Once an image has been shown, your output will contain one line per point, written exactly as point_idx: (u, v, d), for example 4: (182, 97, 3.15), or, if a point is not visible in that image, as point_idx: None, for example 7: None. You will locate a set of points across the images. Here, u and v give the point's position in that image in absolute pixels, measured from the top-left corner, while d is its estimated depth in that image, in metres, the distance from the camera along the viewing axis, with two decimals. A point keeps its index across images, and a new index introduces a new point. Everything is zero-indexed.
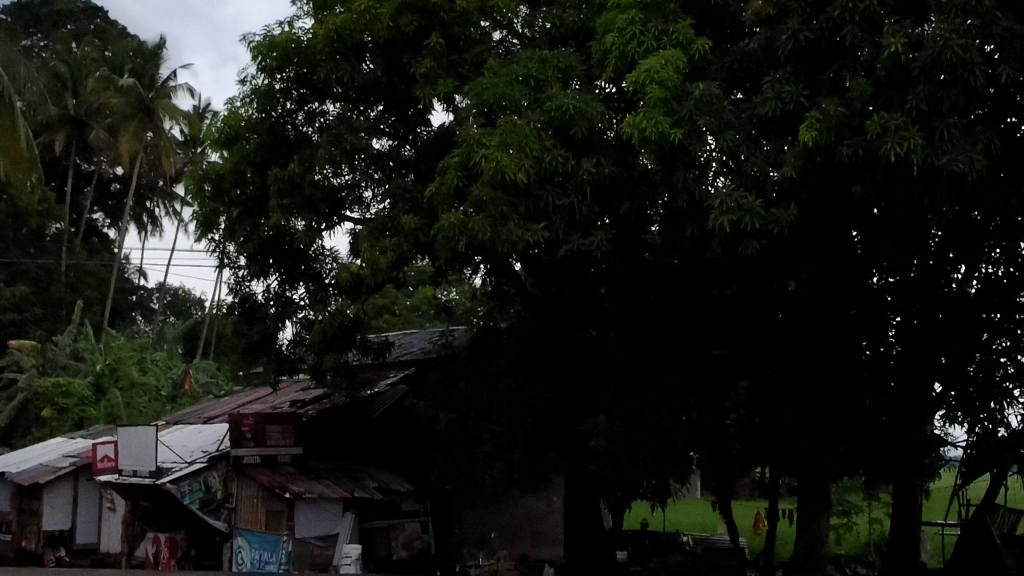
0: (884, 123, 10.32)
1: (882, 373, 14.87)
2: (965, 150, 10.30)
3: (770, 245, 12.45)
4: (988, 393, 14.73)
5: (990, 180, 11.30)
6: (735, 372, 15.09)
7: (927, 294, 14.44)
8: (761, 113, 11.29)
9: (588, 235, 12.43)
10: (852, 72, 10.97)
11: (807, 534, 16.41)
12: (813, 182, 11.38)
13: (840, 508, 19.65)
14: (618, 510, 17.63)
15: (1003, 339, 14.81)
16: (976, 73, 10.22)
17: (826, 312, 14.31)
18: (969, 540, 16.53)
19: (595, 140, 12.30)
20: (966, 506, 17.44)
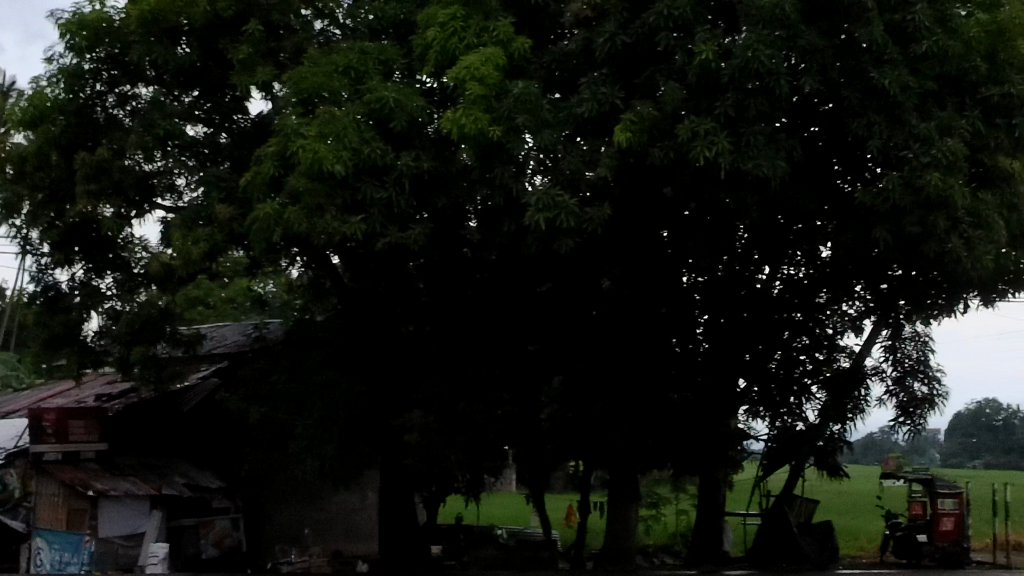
0: (694, 128, 10.63)
1: (691, 369, 15.47)
2: (770, 155, 10.70)
3: (585, 243, 12.69)
4: (787, 389, 15.80)
5: (792, 186, 11.81)
6: (549, 368, 15.18)
7: (734, 295, 14.91)
8: (577, 114, 11.51)
9: (405, 229, 12.41)
10: (664, 76, 11.24)
11: (616, 526, 16.82)
12: (626, 182, 11.64)
13: (649, 500, 20.23)
14: (433, 505, 17.63)
15: (804, 338, 15.82)
16: (783, 82, 10.59)
17: (637, 310, 14.65)
18: (769, 529, 17.21)
19: (414, 134, 12.29)
20: (766, 498, 18.19)
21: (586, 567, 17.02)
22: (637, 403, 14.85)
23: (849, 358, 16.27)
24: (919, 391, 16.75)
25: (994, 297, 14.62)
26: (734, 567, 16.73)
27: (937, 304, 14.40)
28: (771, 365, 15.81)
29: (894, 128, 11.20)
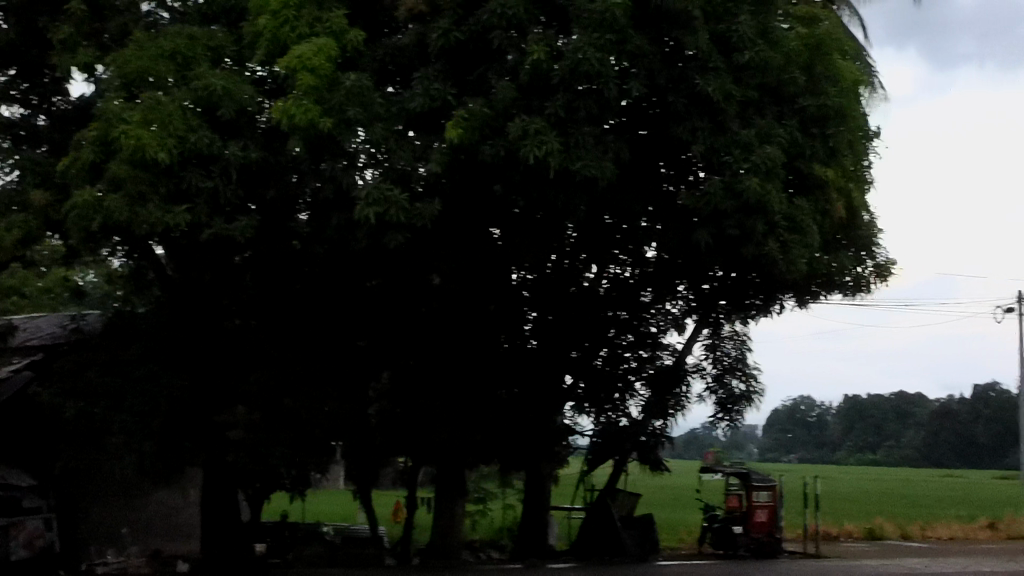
0: (525, 127, 10.77)
1: (518, 366, 15.41)
2: (597, 157, 10.94)
3: (415, 239, 12.67)
4: (611, 385, 15.93)
5: (619, 188, 12.06)
6: (377, 364, 15.14)
7: (561, 293, 15.50)
8: (410, 108, 11.46)
9: (232, 221, 12.16)
10: (496, 74, 11.32)
11: (443, 522, 16.86)
12: (457, 179, 11.67)
13: (476, 496, 20.33)
14: (258, 503, 17.29)
15: (630, 335, 15.96)
16: (612, 85, 10.86)
17: (467, 305, 14.82)
18: (592, 523, 17.57)
19: (243, 124, 12.03)
20: (591, 492, 18.53)
21: (412, 563, 16.99)
22: (466, 401, 14.93)
23: (671, 356, 16.64)
24: (737, 388, 17.31)
25: (807, 299, 15.35)
26: (558, 560, 17.01)
27: (755, 305, 15.14)
28: (596, 361, 15.87)
29: (717, 135, 11.64)
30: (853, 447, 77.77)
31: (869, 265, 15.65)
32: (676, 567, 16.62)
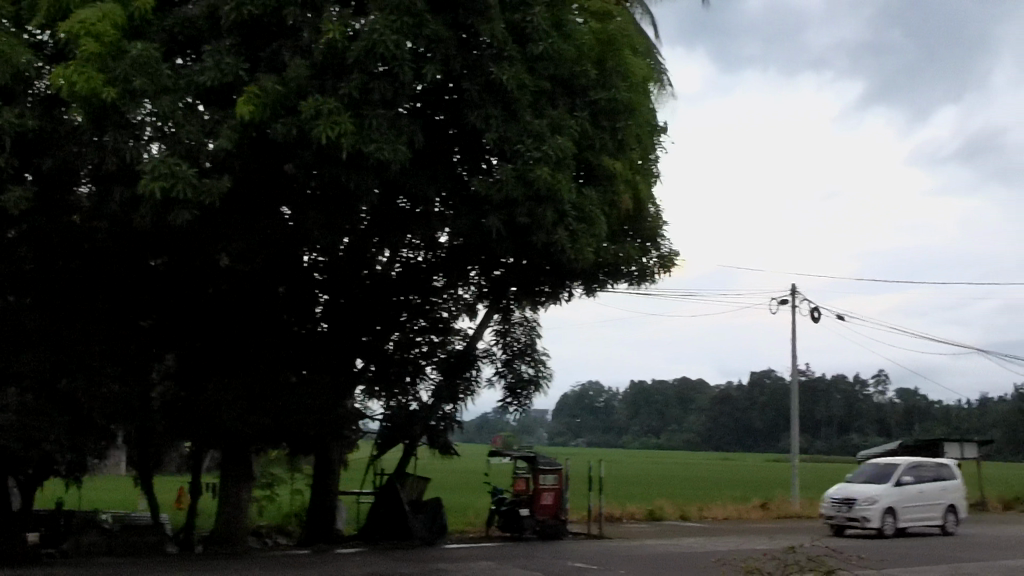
0: (317, 106, 10.65)
1: (308, 350, 15.49)
2: (391, 140, 10.92)
3: (203, 218, 12.32)
4: (403, 369, 16.13)
5: (411, 171, 12.16)
6: (161, 345, 14.94)
7: (353, 278, 15.31)
8: (199, 82, 11.15)
9: (4, 191, 11.46)
10: (290, 51, 11.13)
11: (228, 507, 16.51)
12: (248, 157, 11.42)
13: (263, 481, 19.95)
14: (29, 490, 16.46)
15: (421, 321, 16.25)
16: (407, 69, 10.88)
17: (256, 287, 14.70)
18: (380, 507, 17.59)
19: (19, 90, 11.39)
20: (380, 476, 18.51)
21: (194, 550, 16.55)
22: (256, 382, 14.75)
23: (463, 341, 16.97)
24: (526, 372, 17.62)
25: (594, 288, 15.72)
26: (345, 545, 16.96)
27: (544, 294, 15.52)
28: (387, 345, 16.02)
29: (509, 123, 11.83)
30: (638, 432, 80.41)
31: (654, 256, 16.20)
32: (463, 549, 16.79)
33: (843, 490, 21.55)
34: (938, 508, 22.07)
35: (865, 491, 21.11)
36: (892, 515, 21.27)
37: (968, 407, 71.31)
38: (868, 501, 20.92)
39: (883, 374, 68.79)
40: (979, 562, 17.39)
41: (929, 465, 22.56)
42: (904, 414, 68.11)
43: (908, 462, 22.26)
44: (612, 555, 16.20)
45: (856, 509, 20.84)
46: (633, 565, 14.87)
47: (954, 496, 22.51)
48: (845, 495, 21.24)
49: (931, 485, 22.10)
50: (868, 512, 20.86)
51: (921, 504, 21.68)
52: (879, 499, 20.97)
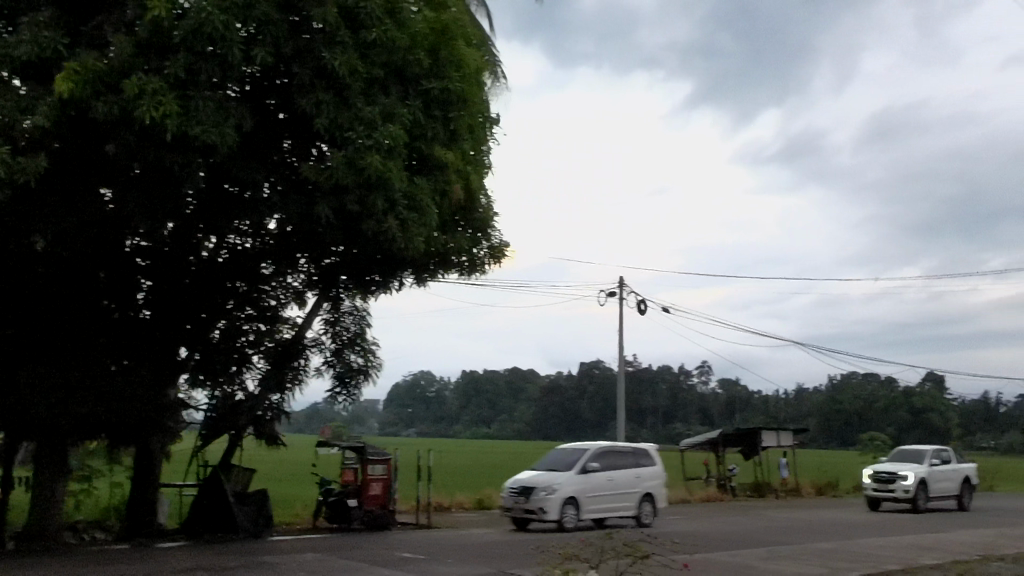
0: (141, 86, 10.28)
1: (130, 335, 15.12)
2: (218, 123, 10.65)
3: (17, 199, 11.76)
4: (227, 358, 15.67)
5: (237, 155, 11.97)
6: None
7: (177, 264, 14.97)
8: (15, 57, 10.56)
9: None
10: (113, 28, 10.87)
11: (42, 501, 15.80)
12: (67, 136, 11.04)
13: (80, 474, 19.18)
14: None
15: (248, 308, 15.80)
16: (236, 52, 10.60)
17: (74, 271, 14.25)
18: (203, 498, 17.17)
19: None
20: (203, 467, 18.03)
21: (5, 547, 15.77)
22: (74, 367, 14.15)
23: (291, 330, 16.72)
24: (354, 361, 17.48)
25: (424, 278, 15.83)
26: (166, 540, 16.48)
27: (375, 283, 15.55)
28: (212, 333, 15.62)
29: (341, 109, 11.74)
30: (468, 421, 80.84)
31: (484, 248, 16.28)
32: (289, 542, 16.51)
33: (524, 477, 19.52)
34: (630, 497, 20.39)
35: (547, 478, 19.17)
36: (576, 506, 19.40)
37: (785, 397, 74.33)
38: (547, 489, 18.98)
39: (706, 365, 71.04)
40: (789, 546, 18.12)
41: (622, 451, 20.89)
42: (725, 403, 70.48)
43: (599, 448, 20.49)
44: (439, 545, 16.23)
45: (533, 499, 18.89)
46: (457, 554, 14.93)
47: (651, 484, 20.98)
48: (524, 482, 19.26)
49: (619, 473, 20.38)
50: (545, 502, 18.92)
51: (605, 493, 19.90)
52: (557, 488, 19.04)
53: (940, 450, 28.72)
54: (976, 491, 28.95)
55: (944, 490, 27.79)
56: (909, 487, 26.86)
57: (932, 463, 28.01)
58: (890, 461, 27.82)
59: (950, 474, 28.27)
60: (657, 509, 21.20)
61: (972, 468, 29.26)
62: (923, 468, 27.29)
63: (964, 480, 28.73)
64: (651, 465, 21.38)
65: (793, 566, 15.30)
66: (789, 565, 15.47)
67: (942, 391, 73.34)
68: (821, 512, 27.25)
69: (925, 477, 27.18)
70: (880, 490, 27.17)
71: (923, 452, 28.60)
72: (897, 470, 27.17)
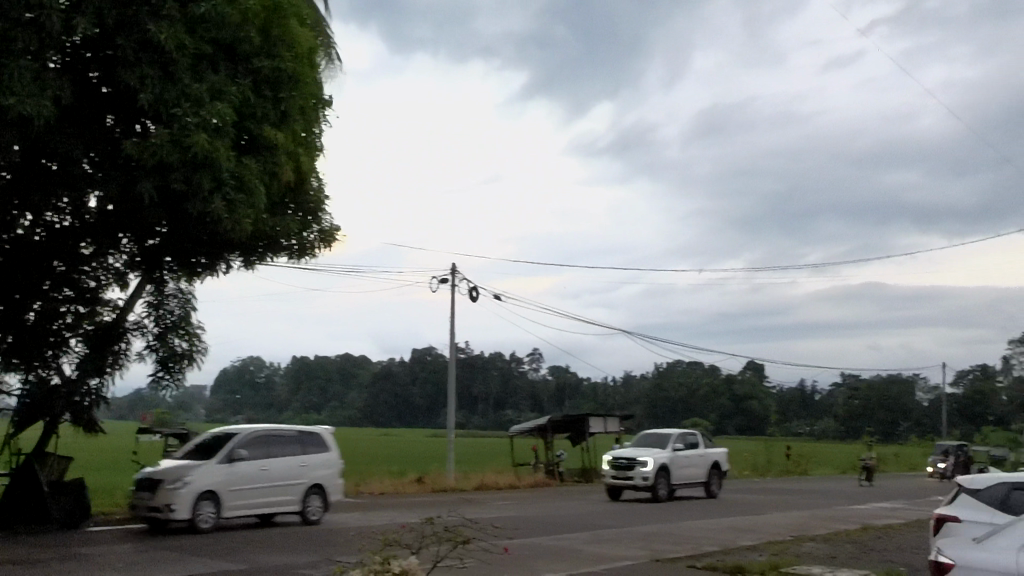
0: None
1: None
2: (36, 94, 10.43)
3: None
4: (42, 340, 15.14)
5: (56, 128, 11.88)
6: None
7: None
8: None
9: None
10: None
11: None
12: None
13: None
14: None
15: (66, 289, 15.21)
16: (55, 17, 10.72)
17: None
18: (15, 488, 16.42)
19: None
20: (16, 456, 17.25)
21: None
22: None
23: (113, 312, 16.07)
24: (179, 346, 16.94)
25: (253, 260, 15.51)
26: None
27: (203, 265, 15.16)
28: (26, 315, 14.92)
29: (167, 85, 11.86)
30: None
31: (314, 231, 15.97)
32: (107, 532, 15.96)
33: (157, 469, 16.41)
34: (289, 490, 17.54)
35: (179, 469, 16.08)
36: (216, 502, 16.38)
37: (612, 384, 75.97)
38: (178, 482, 15.88)
39: (537, 353, 72.00)
40: (612, 530, 18.50)
41: (284, 435, 18.07)
42: (554, 392, 71.54)
43: (253, 433, 17.55)
44: (262, 534, 15.92)
45: (160, 494, 15.75)
46: (281, 543, 14.70)
47: (316, 474, 18.34)
48: (153, 475, 16.11)
49: (276, 462, 17.58)
50: (175, 498, 15.79)
51: (257, 485, 17.02)
52: (197, 480, 16.04)
53: (688, 434, 27.52)
54: (722, 476, 27.90)
55: (687, 476, 26.52)
56: (649, 474, 25.40)
57: (677, 447, 26.75)
58: (631, 445, 26.35)
59: (694, 460, 27.07)
60: (325, 503, 18.41)
61: (720, 453, 28.23)
62: (665, 453, 25.97)
63: (710, 465, 27.60)
64: (319, 452, 18.73)
65: (615, 549, 15.64)
66: (612, 548, 15.80)
67: (760, 380, 76.43)
68: (575, 499, 26.01)
69: (666, 463, 25.84)
70: (619, 479, 25.63)
71: (668, 435, 27.17)
72: (637, 456, 25.70)
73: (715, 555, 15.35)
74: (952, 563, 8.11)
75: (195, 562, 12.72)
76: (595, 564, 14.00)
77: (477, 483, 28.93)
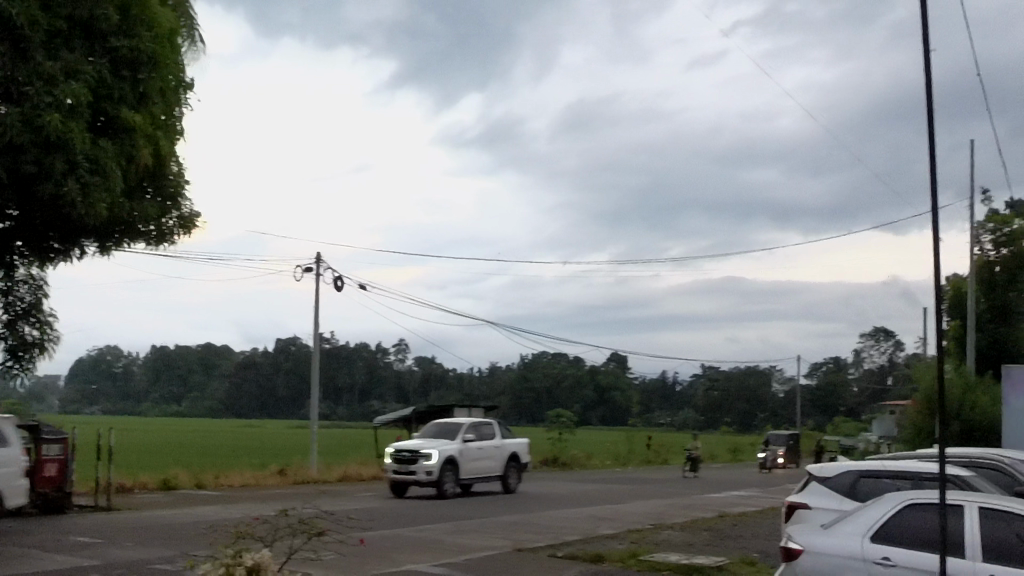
0: None
1: None
2: None
3: None
4: None
5: None
6: None
7: None
8: None
9: None
10: None
11: None
12: None
13: None
14: None
15: None
16: None
17: None
18: None
19: None
20: None
21: None
22: None
23: None
24: (28, 334, 16.34)
25: (108, 247, 15.04)
26: None
27: (54, 250, 14.71)
28: None
29: (16, 63, 11.86)
30: (157, 400, 77.87)
31: (172, 218, 15.54)
32: None
33: None
34: None
35: None
36: None
37: (477, 375, 76.25)
38: None
39: (403, 343, 71.74)
40: (473, 520, 18.54)
41: None
42: (419, 381, 71.33)
43: None
44: (114, 529, 15.42)
45: None
46: (134, 538, 14.32)
47: None
48: None
49: None
50: None
51: None
52: None
53: (482, 425, 25.15)
54: (521, 470, 25.63)
55: (476, 470, 24.09)
56: (432, 468, 22.90)
57: (466, 439, 24.27)
58: (416, 436, 23.82)
59: (486, 452, 24.73)
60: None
61: (518, 445, 25.82)
62: (453, 445, 23.56)
63: (508, 457, 25.33)
64: None
65: (476, 539, 15.66)
66: (474, 539, 15.81)
67: (623, 371, 77.75)
68: (355, 494, 23.48)
69: (454, 456, 23.43)
70: (399, 472, 23.01)
71: (460, 427, 24.74)
72: (421, 448, 23.19)
73: (576, 544, 15.53)
74: (801, 549, 8.37)
75: (42, 558, 12.25)
76: (457, 555, 13.98)
77: (340, 474, 28.63)
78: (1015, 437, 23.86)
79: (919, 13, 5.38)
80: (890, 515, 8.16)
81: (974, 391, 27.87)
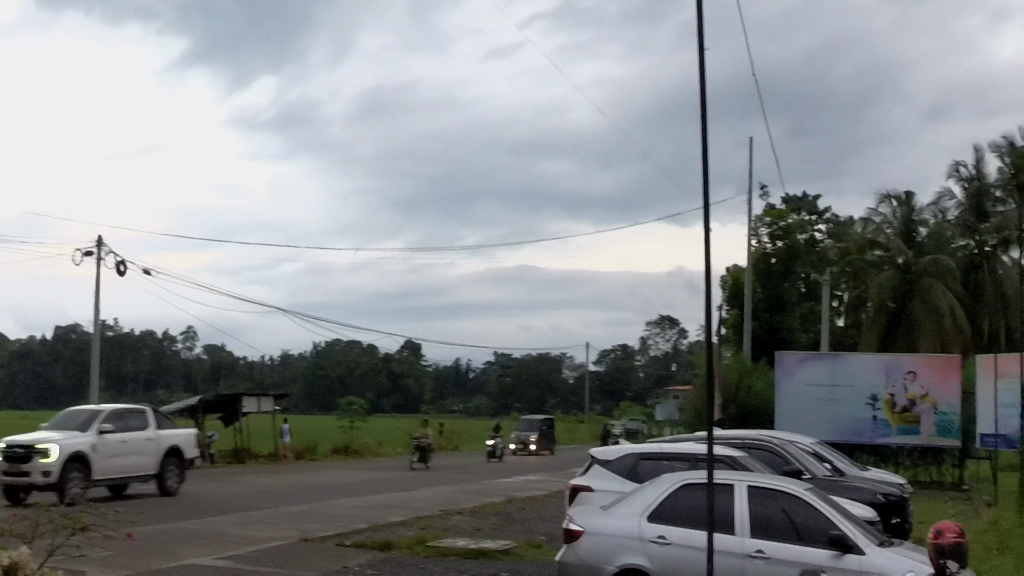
0: None
1: None
2: None
3: None
4: None
5: None
6: None
7: None
8: None
9: None
10: None
11: None
12: None
13: None
14: None
15: None
16: None
17: None
18: None
19: None
20: None
21: None
22: None
23: None
24: None
25: None
26: None
27: None
28: None
29: None
30: None
31: None
32: None
33: None
34: None
35: None
36: None
37: (269, 363, 74.84)
38: None
39: (191, 330, 69.70)
40: (260, 511, 18.21)
41: None
42: (209, 369, 69.44)
43: None
44: None
45: None
46: None
47: None
48: None
49: None
50: None
51: None
52: None
53: (129, 413, 20.59)
54: (181, 467, 21.32)
55: (116, 468, 19.62)
56: (52, 467, 18.37)
57: (105, 428, 19.74)
58: (37, 427, 19.13)
59: (133, 446, 20.21)
60: None
61: (179, 436, 21.45)
62: (84, 438, 19.03)
63: (168, 451, 20.98)
64: None
65: (263, 531, 15.36)
66: (259, 530, 15.54)
67: (417, 358, 77.92)
68: None
69: (82, 451, 18.91)
70: (10, 472, 18.39)
71: (102, 412, 20.18)
72: (37, 441, 18.46)
73: (365, 532, 15.44)
74: (582, 530, 8.47)
75: None
76: (242, 546, 13.70)
77: None
78: (786, 420, 25.14)
79: (695, 20, 5.48)
80: (666, 494, 8.47)
81: (749, 376, 29.26)
